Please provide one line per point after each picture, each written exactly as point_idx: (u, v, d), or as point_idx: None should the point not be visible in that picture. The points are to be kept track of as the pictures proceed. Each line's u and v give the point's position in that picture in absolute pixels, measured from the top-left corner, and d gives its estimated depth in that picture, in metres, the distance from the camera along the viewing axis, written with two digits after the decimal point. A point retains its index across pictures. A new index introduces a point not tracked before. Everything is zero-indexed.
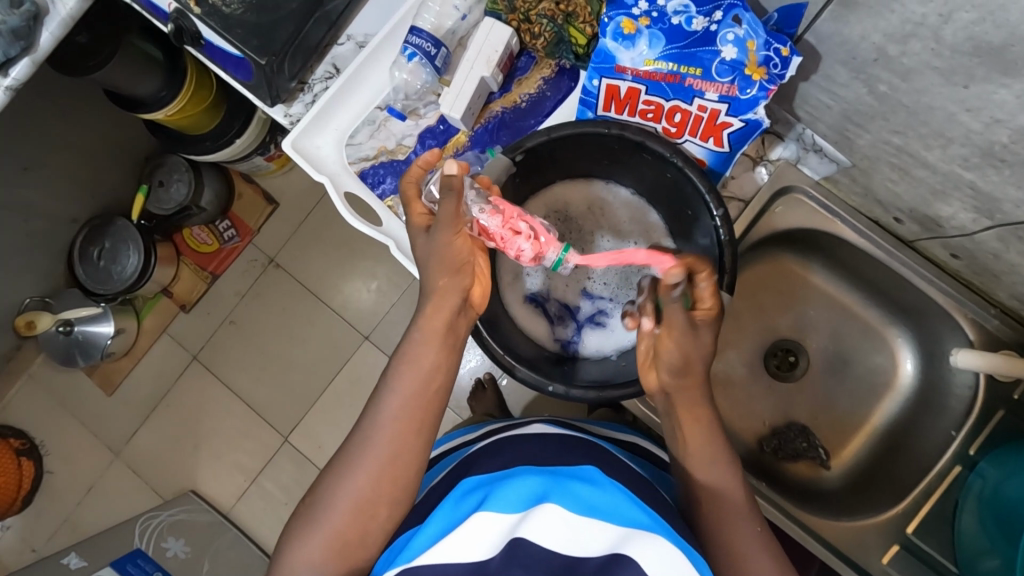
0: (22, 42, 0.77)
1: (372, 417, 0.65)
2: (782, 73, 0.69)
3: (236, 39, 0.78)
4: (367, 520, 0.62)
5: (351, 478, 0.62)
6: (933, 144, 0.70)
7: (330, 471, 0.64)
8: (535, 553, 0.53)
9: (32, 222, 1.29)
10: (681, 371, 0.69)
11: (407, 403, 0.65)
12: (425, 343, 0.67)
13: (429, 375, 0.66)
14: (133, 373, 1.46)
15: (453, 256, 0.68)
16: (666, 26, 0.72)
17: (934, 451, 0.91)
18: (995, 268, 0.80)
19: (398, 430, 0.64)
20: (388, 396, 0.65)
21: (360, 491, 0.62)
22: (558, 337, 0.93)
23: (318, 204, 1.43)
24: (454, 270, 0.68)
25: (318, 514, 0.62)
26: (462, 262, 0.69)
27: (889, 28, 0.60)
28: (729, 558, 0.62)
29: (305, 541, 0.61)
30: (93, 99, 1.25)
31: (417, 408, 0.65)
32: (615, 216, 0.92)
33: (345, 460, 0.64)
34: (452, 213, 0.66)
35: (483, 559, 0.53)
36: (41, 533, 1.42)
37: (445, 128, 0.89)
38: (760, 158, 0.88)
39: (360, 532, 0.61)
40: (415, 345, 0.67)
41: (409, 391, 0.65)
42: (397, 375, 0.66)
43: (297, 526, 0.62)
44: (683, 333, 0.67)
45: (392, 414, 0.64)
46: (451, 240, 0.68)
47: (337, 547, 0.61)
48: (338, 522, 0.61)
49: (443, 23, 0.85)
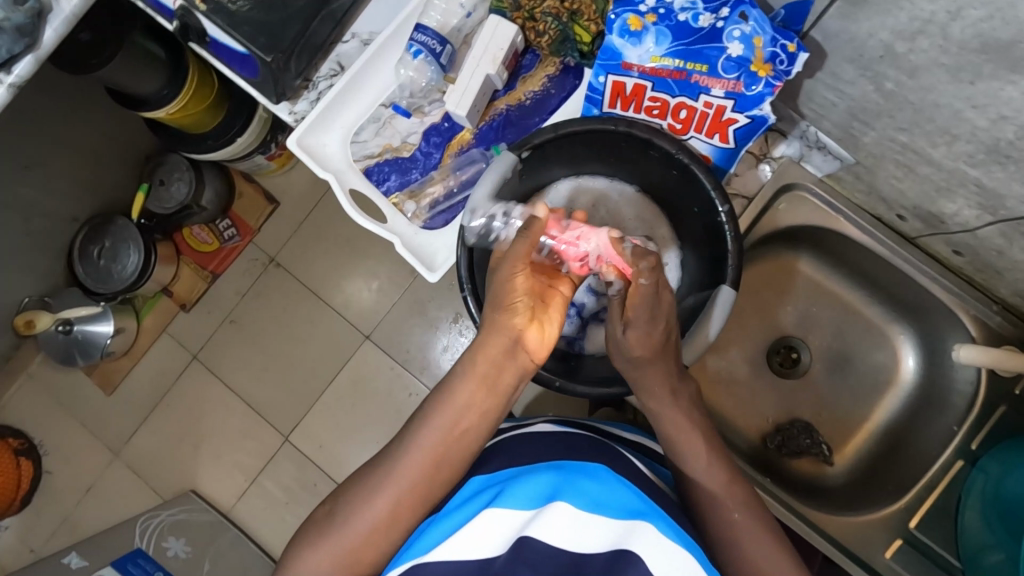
0: (27, 39, 0.76)
1: (408, 435, 0.63)
2: (788, 69, 0.70)
3: (241, 36, 0.78)
4: (380, 538, 0.61)
5: (368, 497, 0.61)
6: (938, 141, 0.70)
7: (350, 486, 0.63)
8: (544, 550, 0.52)
9: (33, 221, 1.28)
10: (629, 369, 0.72)
11: (446, 433, 0.62)
12: (470, 381, 0.63)
13: (471, 410, 0.63)
14: (133, 372, 1.46)
15: (502, 295, 0.64)
16: (672, 22, 0.73)
17: (935, 446, 0.91)
18: (998, 264, 0.80)
19: (431, 456, 0.62)
20: (422, 428, 0.63)
21: (379, 514, 0.60)
22: (563, 334, 0.93)
23: (319, 203, 1.43)
24: (504, 312, 0.64)
25: (332, 527, 0.61)
26: (512, 309, 0.64)
27: (897, 25, 0.61)
28: (741, 557, 0.62)
29: (317, 551, 0.61)
30: (95, 99, 1.25)
31: (453, 440, 0.62)
32: (620, 213, 0.91)
33: (364, 478, 0.63)
34: (519, 253, 0.65)
35: (492, 556, 0.54)
36: (40, 533, 1.41)
37: (449, 126, 0.90)
38: (765, 155, 0.89)
39: (374, 552, 0.61)
40: (459, 380, 0.63)
41: (445, 428, 0.62)
42: (437, 410, 0.63)
43: (310, 534, 0.62)
44: (630, 325, 0.68)
45: (423, 447, 0.62)
46: (509, 279, 0.64)
47: (346, 562, 0.60)
48: (357, 537, 0.60)
49: (448, 21, 0.85)
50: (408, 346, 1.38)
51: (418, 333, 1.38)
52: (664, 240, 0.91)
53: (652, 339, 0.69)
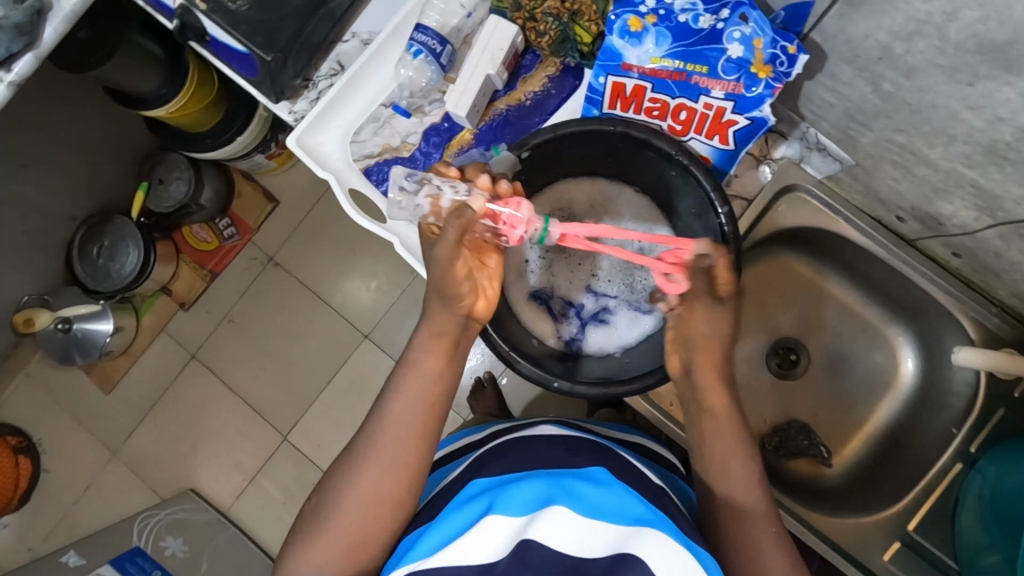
0: (26, 37, 0.76)
1: (376, 418, 0.66)
2: (789, 70, 0.70)
3: (241, 35, 0.78)
4: (372, 522, 0.62)
5: (356, 479, 0.63)
6: (936, 142, 0.70)
7: (338, 472, 0.65)
8: (544, 555, 0.52)
9: (32, 219, 1.28)
10: (700, 343, 0.72)
11: (409, 408, 0.66)
12: (432, 351, 0.67)
13: (429, 382, 0.67)
14: (133, 371, 1.46)
15: (444, 283, 0.65)
16: (672, 24, 0.72)
17: (932, 448, 0.91)
18: (996, 266, 0.80)
19: (398, 432, 0.65)
20: (392, 400, 0.66)
21: (368, 494, 0.63)
22: (562, 335, 0.92)
23: (319, 202, 1.43)
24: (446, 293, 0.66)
25: (325, 517, 0.63)
26: (454, 289, 0.65)
27: (894, 26, 0.61)
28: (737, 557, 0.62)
29: (314, 542, 0.62)
30: (94, 97, 1.25)
31: (416, 414, 0.65)
32: (618, 213, 0.92)
33: (350, 462, 0.65)
34: (455, 242, 0.62)
35: (491, 561, 0.53)
36: (38, 531, 1.41)
37: (449, 126, 0.89)
38: (765, 157, 0.88)
39: (370, 537, 0.62)
40: (422, 353, 0.67)
41: (411, 397, 0.66)
42: (401, 382, 0.67)
43: (305, 529, 0.63)
44: (708, 307, 0.70)
45: (393, 418, 0.65)
46: (449, 267, 0.64)
47: (344, 550, 0.61)
48: (343, 525, 0.62)
49: (448, 21, 0.85)
50: (407, 346, 1.38)
51: (417, 333, 1.38)
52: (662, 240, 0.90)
53: (724, 327, 0.71)
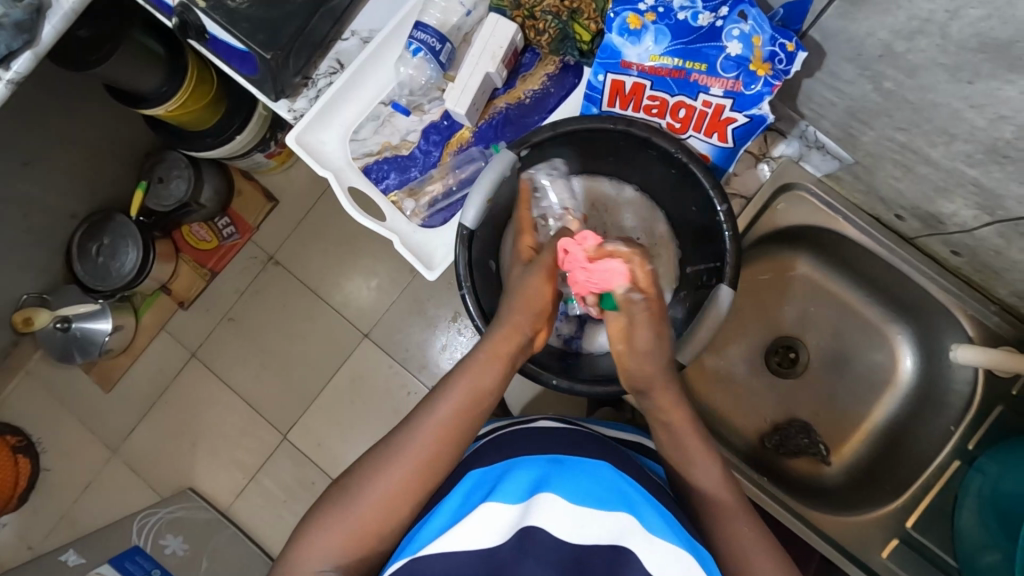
0: (26, 35, 0.76)
1: (420, 418, 0.68)
2: (787, 68, 0.70)
3: (241, 33, 0.78)
4: (386, 515, 0.62)
5: (378, 475, 0.64)
6: (936, 140, 0.70)
7: (358, 467, 0.66)
8: (544, 542, 0.52)
9: (33, 218, 1.28)
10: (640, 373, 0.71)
11: (458, 411, 0.68)
12: (488, 363, 0.71)
13: (482, 392, 0.70)
14: (132, 370, 1.46)
15: (535, 300, 0.74)
16: (671, 21, 0.73)
17: (933, 447, 0.91)
18: (996, 265, 0.80)
19: (440, 434, 0.66)
20: (438, 404, 0.68)
21: (389, 488, 0.63)
22: (561, 334, 0.92)
23: (319, 201, 1.44)
24: (531, 309, 0.74)
25: (341, 505, 0.63)
26: (542, 307, 0.75)
27: (896, 24, 0.61)
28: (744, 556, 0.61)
29: (325, 530, 0.62)
30: (94, 95, 1.25)
31: (462, 418, 0.68)
32: (619, 214, 0.91)
33: (374, 458, 0.66)
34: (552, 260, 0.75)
35: (493, 546, 0.52)
36: (38, 529, 1.41)
37: (449, 124, 0.90)
38: (764, 155, 0.88)
39: (381, 528, 0.62)
40: (477, 363, 0.71)
41: (459, 403, 0.69)
42: (452, 387, 0.70)
43: (319, 515, 0.63)
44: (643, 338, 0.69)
45: (437, 421, 0.67)
46: (540, 285, 0.75)
47: (355, 540, 0.61)
48: (362, 514, 0.62)
49: (448, 19, 0.85)
50: (407, 345, 1.39)
51: (417, 332, 1.39)
52: (662, 239, 0.90)
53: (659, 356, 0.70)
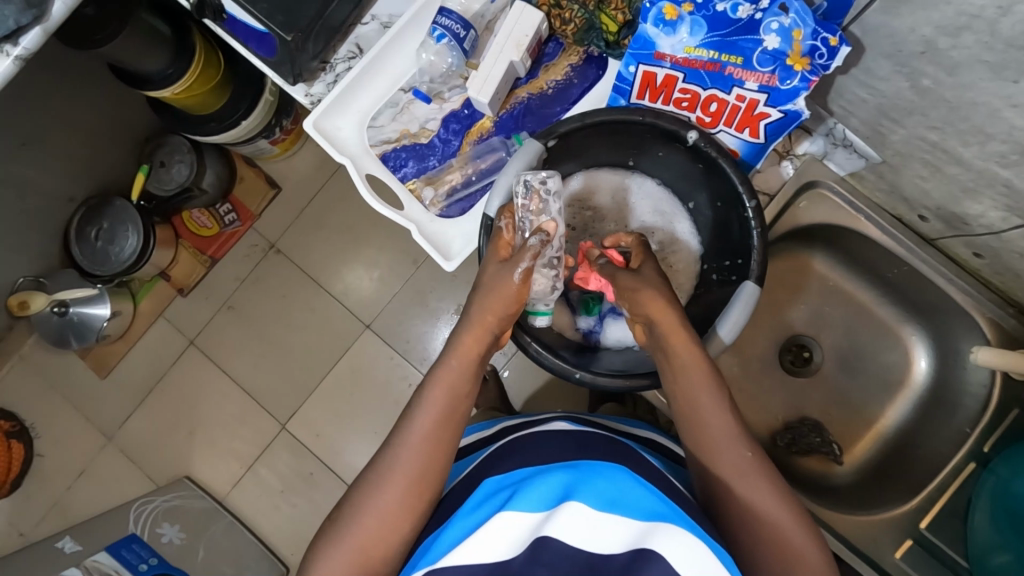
0: (35, 10, 0.74)
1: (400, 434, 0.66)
2: (829, 63, 0.69)
3: (260, 13, 0.77)
4: (386, 533, 0.62)
5: (371, 497, 0.63)
6: (970, 140, 0.70)
7: (354, 491, 0.65)
8: (558, 550, 0.52)
9: (30, 199, 1.25)
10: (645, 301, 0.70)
11: (437, 423, 0.66)
12: (459, 370, 0.68)
13: (457, 401, 0.67)
14: (128, 356, 1.43)
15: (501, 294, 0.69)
16: (709, 13, 0.72)
17: (946, 448, 0.91)
18: (1019, 267, 0.80)
19: (423, 450, 0.65)
20: (416, 415, 0.66)
21: (384, 508, 0.62)
22: (580, 326, 0.91)
23: (324, 188, 1.42)
24: (496, 301, 0.69)
25: (340, 532, 0.62)
26: (509, 300, 0.69)
27: (942, 20, 0.60)
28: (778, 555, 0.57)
29: (327, 559, 0.61)
30: (97, 76, 1.22)
31: (442, 426, 0.66)
32: (638, 208, 0.90)
33: (366, 482, 0.64)
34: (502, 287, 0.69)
35: (506, 559, 0.53)
36: (30, 517, 1.39)
37: (469, 113, 0.89)
38: (788, 153, 0.87)
39: (383, 546, 0.62)
40: (448, 369, 0.68)
41: (436, 413, 0.66)
42: (427, 397, 0.67)
43: (322, 541, 0.63)
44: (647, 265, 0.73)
45: (420, 435, 0.65)
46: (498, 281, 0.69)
47: (360, 561, 0.61)
48: (359, 540, 0.61)
49: (471, 6, 0.84)
50: (411, 336, 1.37)
51: (421, 323, 1.37)
52: (683, 236, 0.89)
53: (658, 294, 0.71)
